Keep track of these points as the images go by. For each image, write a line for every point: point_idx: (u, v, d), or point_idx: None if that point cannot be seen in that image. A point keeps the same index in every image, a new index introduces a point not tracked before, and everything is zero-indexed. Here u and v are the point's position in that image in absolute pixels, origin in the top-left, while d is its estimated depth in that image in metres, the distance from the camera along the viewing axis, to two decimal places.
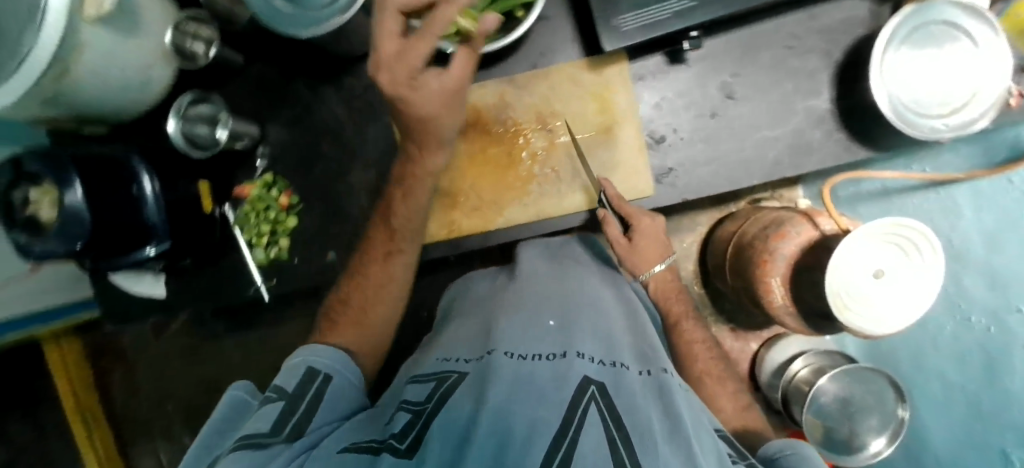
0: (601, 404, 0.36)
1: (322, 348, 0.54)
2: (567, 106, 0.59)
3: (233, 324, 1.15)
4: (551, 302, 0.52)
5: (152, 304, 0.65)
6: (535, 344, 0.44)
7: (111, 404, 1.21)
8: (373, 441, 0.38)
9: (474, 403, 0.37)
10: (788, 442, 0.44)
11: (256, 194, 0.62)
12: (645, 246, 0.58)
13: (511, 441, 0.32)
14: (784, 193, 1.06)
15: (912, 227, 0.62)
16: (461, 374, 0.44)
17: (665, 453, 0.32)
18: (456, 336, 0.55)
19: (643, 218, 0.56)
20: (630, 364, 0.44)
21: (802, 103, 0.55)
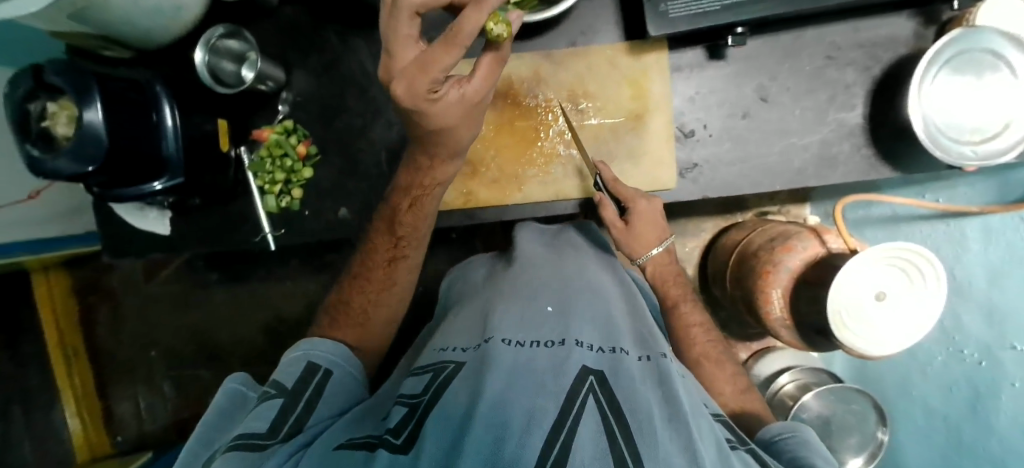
0: (600, 396, 0.33)
1: (322, 340, 0.51)
2: (600, 88, 0.59)
3: (226, 275, 1.18)
4: (552, 289, 0.50)
5: (154, 240, 0.64)
6: (532, 331, 0.42)
7: (94, 341, 1.20)
8: (369, 438, 0.35)
9: (469, 397, 0.33)
10: (789, 425, 0.46)
11: (274, 139, 0.60)
12: (642, 228, 0.57)
13: (507, 434, 0.28)
14: (791, 209, 1.06)
15: (910, 250, 0.63)
16: (459, 365, 0.40)
17: (664, 441, 0.30)
18: (457, 323, 0.51)
19: (640, 199, 0.55)
20: (629, 349, 0.42)
21: (834, 114, 0.55)
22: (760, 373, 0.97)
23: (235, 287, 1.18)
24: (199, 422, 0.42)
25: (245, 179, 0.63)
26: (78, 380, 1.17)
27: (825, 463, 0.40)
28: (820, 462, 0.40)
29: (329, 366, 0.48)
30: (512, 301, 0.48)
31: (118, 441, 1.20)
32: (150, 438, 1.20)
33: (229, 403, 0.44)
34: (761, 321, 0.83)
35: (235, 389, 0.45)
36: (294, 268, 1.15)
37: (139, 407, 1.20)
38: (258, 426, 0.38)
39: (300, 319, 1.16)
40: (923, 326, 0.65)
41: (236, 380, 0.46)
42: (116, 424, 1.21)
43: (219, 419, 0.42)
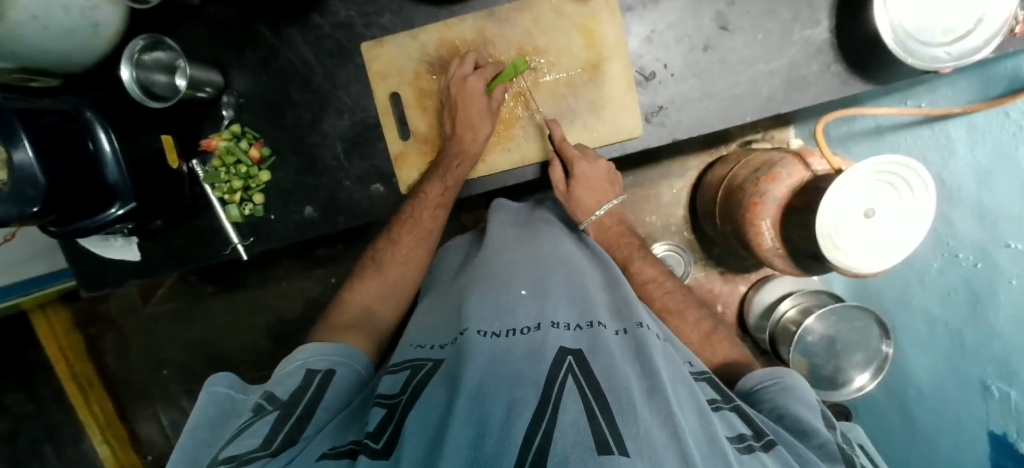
0: (579, 375, 0.34)
1: (328, 345, 0.50)
2: (551, 41, 0.56)
3: (222, 284, 1.17)
4: (526, 273, 0.52)
5: (125, 268, 0.63)
6: (506, 319, 0.44)
7: (106, 371, 1.21)
8: (353, 445, 0.35)
9: (448, 390, 0.35)
10: (771, 370, 0.47)
11: (224, 147, 0.59)
12: (586, 191, 0.58)
13: (488, 429, 0.29)
14: (775, 135, 1.05)
15: (898, 162, 0.61)
16: (437, 361, 0.42)
17: (642, 412, 0.31)
18: (433, 317, 0.53)
19: (580, 162, 0.55)
20: (607, 323, 0.44)
21: (799, 33, 0.52)
22: (761, 303, 1.00)
23: (233, 295, 1.17)
24: (183, 434, 0.40)
25: (204, 193, 0.61)
26: (98, 409, 1.19)
27: (806, 408, 0.41)
28: (801, 410, 0.41)
29: (331, 367, 0.47)
30: (488, 286, 0.50)
31: (147, 459, 1.23)
32: None
33: (218, 411, 0.43)
34: (754, 254, 0.82)
35: (221, 391, 0.45)
36: (288, 267, 1.14)
37: (164, 425, 1.22)
38: (252, 440, 0.36)
39: (301, 316, 1.16)
40: (913, 239, 0.64)
41: (222, 382, 0.45)
42: (144, 445, 1.23)
43: (205, 422, 0.41)
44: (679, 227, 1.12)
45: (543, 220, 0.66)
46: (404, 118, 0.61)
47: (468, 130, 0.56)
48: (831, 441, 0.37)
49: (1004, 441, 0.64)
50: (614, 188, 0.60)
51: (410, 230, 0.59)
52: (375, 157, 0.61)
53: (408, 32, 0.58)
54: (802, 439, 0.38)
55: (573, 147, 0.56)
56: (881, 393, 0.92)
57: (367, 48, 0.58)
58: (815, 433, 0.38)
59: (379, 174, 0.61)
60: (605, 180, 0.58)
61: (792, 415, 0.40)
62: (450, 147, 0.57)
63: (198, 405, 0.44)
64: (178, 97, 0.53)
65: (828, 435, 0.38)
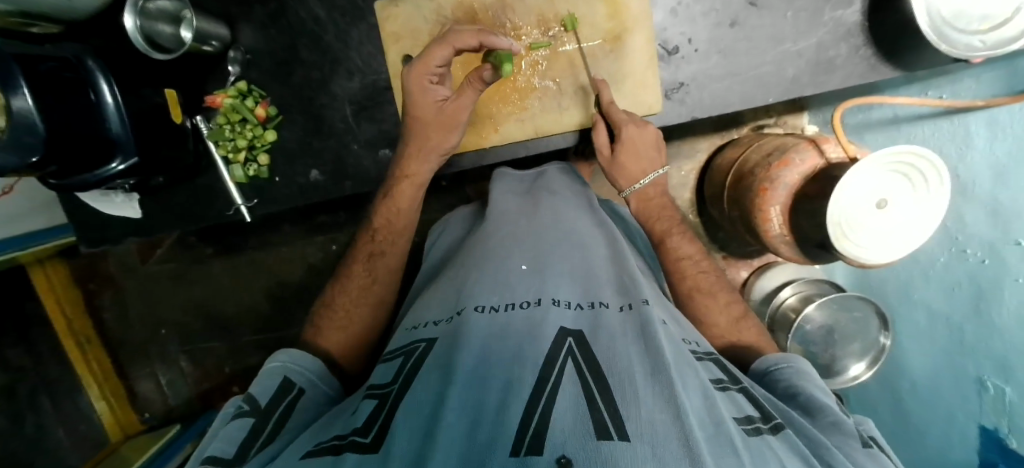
0: (578, 357, 0.34)
1: (302, 352, 0.50)
2: (573, 8, 0.53)
3: (222, 246, 1.17)
4: (526, 247, 0.51)
5: (126, 226, 0.62)
6: (506, 293, 0.44)
7: (104, 328, 1.22)
8: (336, 440, 0.35)
9: (441, 378, 0.34)
10: (783, 355, 0.48)
11: (229, 104, 0.57)
12: (630, 157, 0.55)
13: (483, 418, 0.29)
14: (788, 120, 1.03)
15: (913, 152, 0.60)
16: (429, 343, 0.42)
17: (644, 394, 0.31)
18: (432, 296, 0.52)
19: (628, 126, 0.52)
20: (610, 301, 0.44)
21: (830, 13, 0.50)
22: (762, 290, 0.99)
23: (234, 258, 1.17)
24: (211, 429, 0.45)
25: (205, 149, 0.60)
26: (97, 365, 1.20)
27: (818, 390, 0.43)
28: (815, 391, 0.42)
29: (304, 385, 0.47)
30: (487, 263, 0.50)
31: (145, 417, 1.25)
32: (176, 412, 1.25)
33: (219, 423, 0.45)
34: (761, 240, 0.82)
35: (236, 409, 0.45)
36: (290, 232, 1.14)
37: (161, 384, 1.24)
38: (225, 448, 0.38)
39: (301, 283, 1.16)
40: (925, 231, 0.63)
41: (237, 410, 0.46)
42: (141, 401, 1.25)
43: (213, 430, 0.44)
44: (686, 209, 1.11)
45: (547, 185, 0.66)
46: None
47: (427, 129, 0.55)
48: (845, 420, 0.38)
49: (995, 436, 0.66)
50: (660, 156, 0.56)
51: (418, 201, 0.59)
52: (386, 122, 0.59)
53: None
54: (816, 418, 0.39)
55: (621, 111, 0.53)
56: (873, 383, 0.94)
57: (380, 7, 0.56)
58: (830, 413, 0.39)
59: (390, 139, 0.60)
60: (651, 147, 0.55)
61: (806, 396, 0.41)
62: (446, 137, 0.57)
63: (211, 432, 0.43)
64: (183, 50, 0.52)
65: (845, 417, 0.39)
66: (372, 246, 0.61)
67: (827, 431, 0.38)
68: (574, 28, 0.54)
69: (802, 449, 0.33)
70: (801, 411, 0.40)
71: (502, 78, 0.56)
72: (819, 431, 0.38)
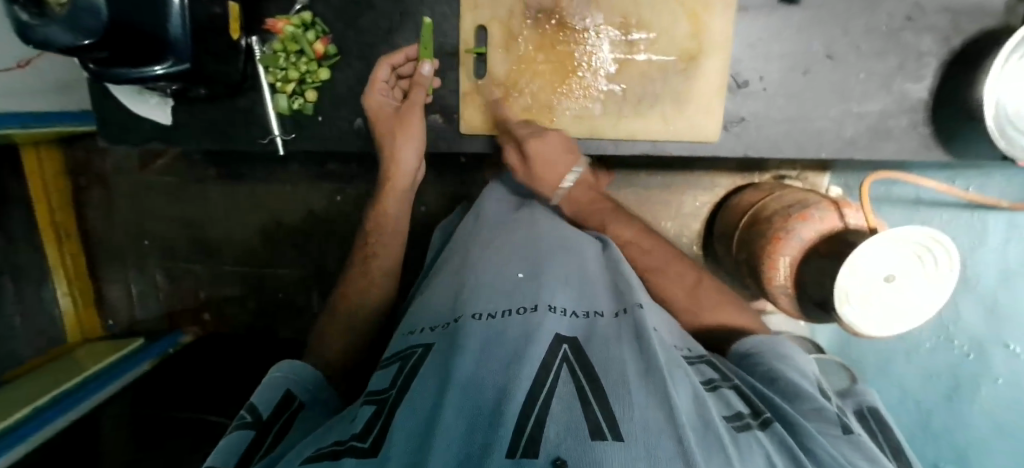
0: (573, 364, 0.35)
1: (303, 365, 0.48)
2: (658, 18, 0.53)
3: (226, 172, 1.14)
4: (523, 254, 0.49)
5: (153, 130, 0.60)
6: (503, 299, 0.42)
7: (87, 226, 1.19)
8: (334, 446, 0.33)
9: (439, 386, 0.33)
10: (767, 337, 0.46)
11: (290, 32, 0.55)
12: (544, 167, 0.56)
13: (480, 420, 0.29)
14: (810, 177, 1.04)
15: (926, 234, 0.63)
16: (426, 348, 0.40)
17: (638, 396, 0.31)
18: (434, 292, 0.49)
19: (530, 140, 0.54)
20: (604, 309, 0.44)
21: (900, 84, 0.52)
22: None
23: (235, 186, 1.15)
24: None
25: (253, 75, 0.58)
26: (70, 259, 1.17)
27: (798, 372, 0.41)
28: (794, 375, 0.40)
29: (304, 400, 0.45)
30: (485, 265, 0.48)
31: (109, 323, 1.23)
32: (142, 325, 1.23)
33: None
34: (761, 286, 0.83)
35: None
36: (297, 173, 1.12)
37: (132, 293, 1.22)
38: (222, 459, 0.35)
39: (297, 226, 1.15)
40: (926, 311, 0.66)
41: None
42: (108, 307, 1.22)
43: None
44: (691, 240, 1.12)
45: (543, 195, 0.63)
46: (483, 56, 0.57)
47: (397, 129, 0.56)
48: (827, 407, 0.37)
49: None
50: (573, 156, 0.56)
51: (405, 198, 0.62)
52: (443, 87, 0.59)
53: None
54: (797, 403, 0.38)
55: (524, 127, 0.56)
56: None
57: None
58: (811, 399, 0.38)
59: (443, 106, 0.60)
60: (563, 152, 0.56)
61: (785, 379, 0.40)
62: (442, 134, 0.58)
63: None
64: None
65: (824, 402, 0.37)
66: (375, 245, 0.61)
67: (806, 416, 0.37)
68: (653, 39, 0.53)
69: (790, 444, 0.31)
70: (779, 395, 0.39)
71: (567, 71, 0.55)
72: (798, 414, 0.37)
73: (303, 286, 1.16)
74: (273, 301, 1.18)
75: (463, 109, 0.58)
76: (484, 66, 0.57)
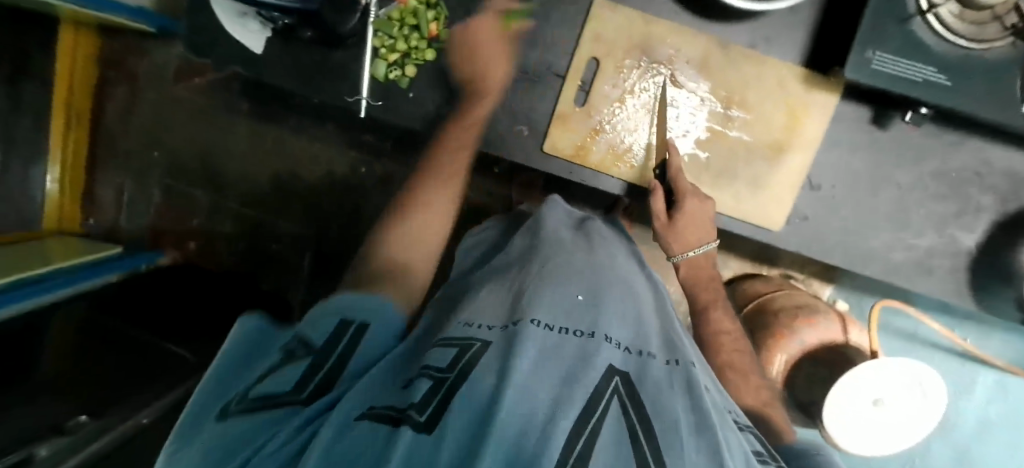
0: (625, 399, 0.32)
1: (359, 293, 0.46)
2: (760, 102, 0.56)
3: (261, 111, 1.12)
4: (581, 275, 0.48)
5: (236, 53, 0.59)
6: (563, 315, 0.40)
7: (100, 118, 1.15)
8: (392, 411, 0.29)
9: (496, 378, 0.30)
10: None
11: (413, 7, 0.57)
12: (687, 227, 0.56)
13: (530, 430, 0.26)
14: (813, 284, 1.07)
15: (919, 373, 0.68)
16: (485, 343, 0.37)
17: (692, 454, 0.29)
18: (485, 296, 0.47)
19: (692, 199, 0.54)
20: (657, 352, 0.41)
21: (952, 229, 0.56)
22: None
23: (265, 127, 1.13)
24: (216, 358, 0.39)
25: (362, 31, 0.57)
26: (74, 148, 1.11)
27: None
28: None
29: (363, 319, 0.43)
30: (542, 282, 0.46)
31: (88, 222, 1.17)
32: (124, 234, 1.18)
33: (253, 345, 0.42)
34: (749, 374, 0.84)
35: (264, 334, 0.43)
36: (331, 134, 1.10)
37: (122, 198, 1.17)
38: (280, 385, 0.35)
39: (314, 184, 1.13)
40: (894, 447, 0.69)
41: (256, 322, 0.44)
42: (93, 206, 1.17)
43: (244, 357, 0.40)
44: None
45: (597, 230, 0.62)
46: (587, 85, 0.59)
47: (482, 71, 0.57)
48: None
49: None
50: (713, 230, 0.57)
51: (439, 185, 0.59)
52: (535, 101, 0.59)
53: (644, 14, 0.56)
54: None
55: (688, 182, 0.55)
56: None
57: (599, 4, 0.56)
58: None
59: (530, 117, 0.60)
60: (707, 222, 0.57)
61: None
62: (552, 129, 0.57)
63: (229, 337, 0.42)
64: None
65: None
66: (432, 194, 0.58)
67: None
68: (750, 122, 0.56)
69: None
70: None
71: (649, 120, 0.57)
72: None
73: (302, 242, 1.15)
74: (264, 250, 1.15)
75: (551, 130, 0.59)
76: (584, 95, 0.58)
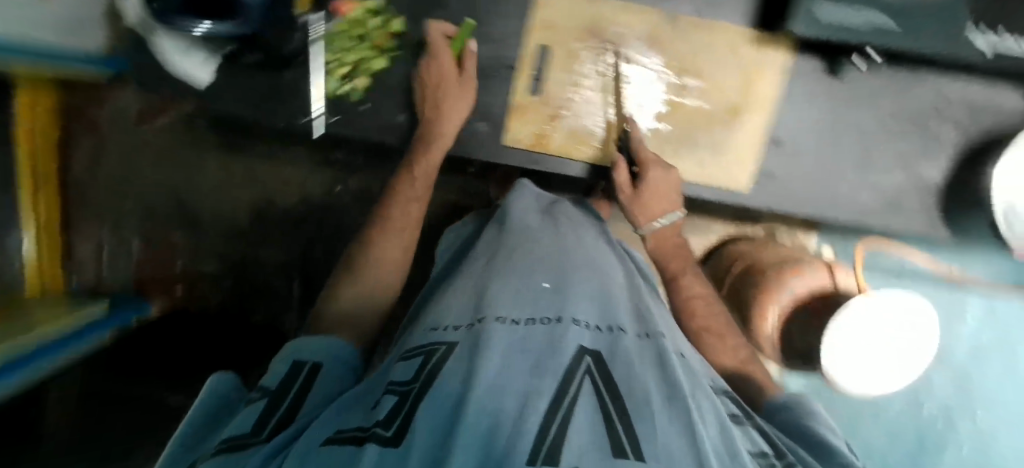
0: (596, 378, 0.33)
1: (316, 336, 0.47)
2: (713, 69, 0.57)
3: (228, 144, 1.11)
4: (546, 261, 0.49)
5: (185, 89, 0.58)
6: (528, 307, 0.41)
7: (67, 174, 1.13)
8: (357, 432, 0.30)
9: (463, 381, 0.31)
10: (794, 396, 0.47)
11: (358, 17, 0.57)
12: (654, 197, 0.56)
13: (500, 427, 0.27)
14: (799, 237, 1.08)
15: (916, 311, 0.70)
16: (450, 344, 0.37)
17: (663, 421, 0.30)
18: (453, 293, 0.48)
19: (654, 163, 0.55)
20: (628, 327, 0.42)
21: (917, 164, 0.57)
22: None
23: (234, 158, 1.12)
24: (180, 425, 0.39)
25: (307, 49, 0.57)
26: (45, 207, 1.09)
27: (827, 430, 0.42)
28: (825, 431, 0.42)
29: (317, 359, 0.44)
30: (508, 277, 0.46)
31: (71, 282, 1.15)
32: (110, 288, 1.16)
33: (214, 408, 0.42)
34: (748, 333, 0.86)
35: (222, 392, 0.44)
36: (300, 156, 1.10)
37: (102, 252, 1.16)
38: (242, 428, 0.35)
39: (292, 210, 1.13)
40: (892, 386, 0.70)
41: (225, 381, 0.45)
42: (74, 264, 1.15)
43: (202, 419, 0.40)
44: None
45: (564, 212, 0.63)
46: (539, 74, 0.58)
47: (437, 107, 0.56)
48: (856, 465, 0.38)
49: None
50: (678, 202, 0.57)
51: (398, 231, 0.58)
52: (491, 96, 0.59)
53: None
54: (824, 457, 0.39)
55: (649, 152, 0.56)
56: None
57: None
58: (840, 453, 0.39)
59: (487, 113, 0.60)
60: (673, 192, 0.56)
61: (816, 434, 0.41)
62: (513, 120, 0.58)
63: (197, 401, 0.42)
64: None
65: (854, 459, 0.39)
66: (385, 238, 0.56)
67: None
68: (705, 90, 0.57)
69: None
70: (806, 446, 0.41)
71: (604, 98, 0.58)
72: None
73: (288, 269, 1.13)
74: (250, 283, 1.14)
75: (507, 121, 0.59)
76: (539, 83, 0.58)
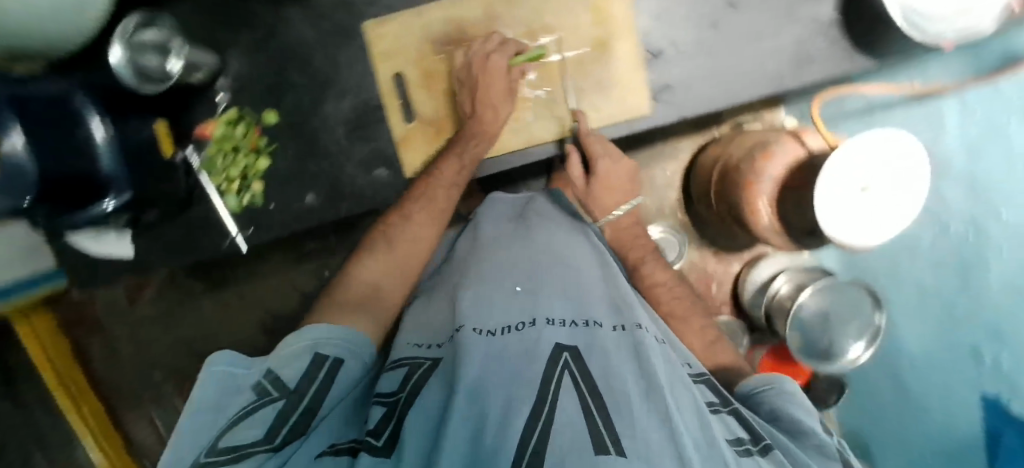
0: (575, 372, 0.32)
1: (331, 324, 0.46)
2: (560, 18, 0.57)
3: (210, 283, 1.14)
4: (517, 268, 0.48)
5: (121, 265, 0.62)
6: (500, 315, 0.40)
7: (94, 374, 1.17)
8: (355, 443, 0.33)
9: (445, 390, 0.31)
10: (767, 377, 0.45)
11: (222, 134, 0.61)
12: (604, 189, 0.61)
13: (485, 425, 0.27)
14: (766, 116, 1.04)
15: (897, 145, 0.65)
16: (433, 361, 0.38)
17: (640, 413, 0.29)
18: (415, 320, 0.50)
19: (603, 160, 0.58)
20: (604, 320, 0.41)
21: (805, 9, 0.54)
22: (755, 283, 0.98)
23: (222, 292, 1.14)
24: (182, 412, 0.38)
25: (197, 181, 0.61)
26: (87, 409, 1.15)
27: (804, 412, 0.40)
28: (798, 413, 0.40)
29: (340, 354, 0.43)
30: (479, 284, 0.46)
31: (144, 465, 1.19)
32: None
33: (221, 389, 0.39)
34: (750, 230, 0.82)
35: (229, 370, 0.41)
36: (277, 262, 1.11)
37: (156, 425, 1.19)
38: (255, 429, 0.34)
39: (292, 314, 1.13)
40: (888, 228, 0.66)
41: (224, 360, 0.41)
42: (136, 449, 1.19)
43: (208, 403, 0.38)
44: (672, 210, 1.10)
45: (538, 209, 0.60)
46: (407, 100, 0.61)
47: (488, 110, 0.55)
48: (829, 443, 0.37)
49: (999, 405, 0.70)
50: (633, 187, 0.63)
51: (422, 213, 0.57)
52: (383, 139, 0.61)
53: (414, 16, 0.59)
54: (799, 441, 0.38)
55: (598, 141, 0.58)
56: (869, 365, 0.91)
57: (369, 28, 0.59)
58: (812, 434, 0.37)
59: (386, 158, 0.61)
60: (625, 181, 0.62)
61: (788, 421, 0.39)
62: (468, 129, 0.56)
63: (198, 387, 0.40)
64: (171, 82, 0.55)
65: (825, 438, 0.37)
66: (407, 227, 0.56)
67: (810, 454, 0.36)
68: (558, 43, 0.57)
69: None
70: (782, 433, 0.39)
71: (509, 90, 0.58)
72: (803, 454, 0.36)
73: None
74: None
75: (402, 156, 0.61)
76: (410, 109, 0.61)
